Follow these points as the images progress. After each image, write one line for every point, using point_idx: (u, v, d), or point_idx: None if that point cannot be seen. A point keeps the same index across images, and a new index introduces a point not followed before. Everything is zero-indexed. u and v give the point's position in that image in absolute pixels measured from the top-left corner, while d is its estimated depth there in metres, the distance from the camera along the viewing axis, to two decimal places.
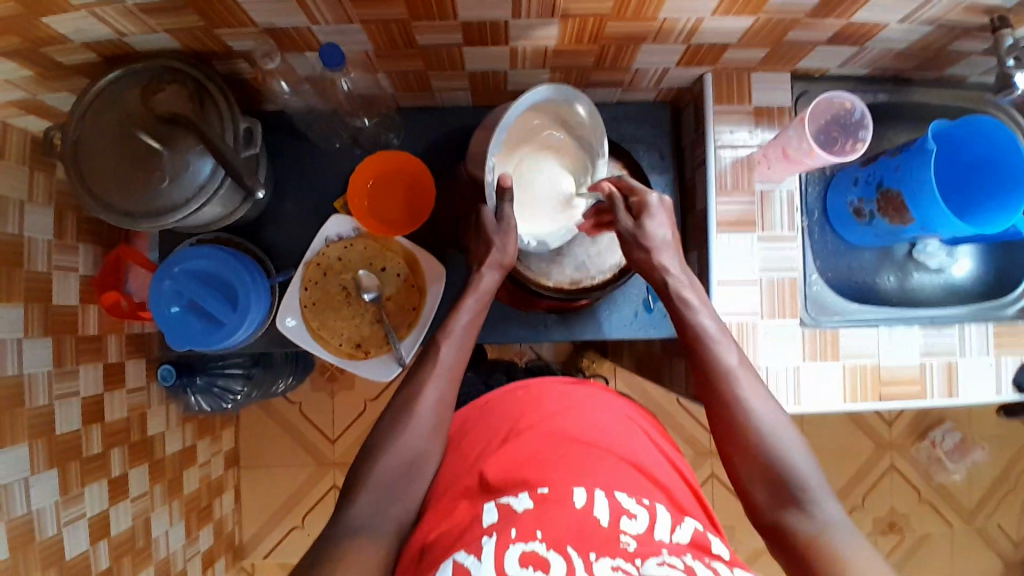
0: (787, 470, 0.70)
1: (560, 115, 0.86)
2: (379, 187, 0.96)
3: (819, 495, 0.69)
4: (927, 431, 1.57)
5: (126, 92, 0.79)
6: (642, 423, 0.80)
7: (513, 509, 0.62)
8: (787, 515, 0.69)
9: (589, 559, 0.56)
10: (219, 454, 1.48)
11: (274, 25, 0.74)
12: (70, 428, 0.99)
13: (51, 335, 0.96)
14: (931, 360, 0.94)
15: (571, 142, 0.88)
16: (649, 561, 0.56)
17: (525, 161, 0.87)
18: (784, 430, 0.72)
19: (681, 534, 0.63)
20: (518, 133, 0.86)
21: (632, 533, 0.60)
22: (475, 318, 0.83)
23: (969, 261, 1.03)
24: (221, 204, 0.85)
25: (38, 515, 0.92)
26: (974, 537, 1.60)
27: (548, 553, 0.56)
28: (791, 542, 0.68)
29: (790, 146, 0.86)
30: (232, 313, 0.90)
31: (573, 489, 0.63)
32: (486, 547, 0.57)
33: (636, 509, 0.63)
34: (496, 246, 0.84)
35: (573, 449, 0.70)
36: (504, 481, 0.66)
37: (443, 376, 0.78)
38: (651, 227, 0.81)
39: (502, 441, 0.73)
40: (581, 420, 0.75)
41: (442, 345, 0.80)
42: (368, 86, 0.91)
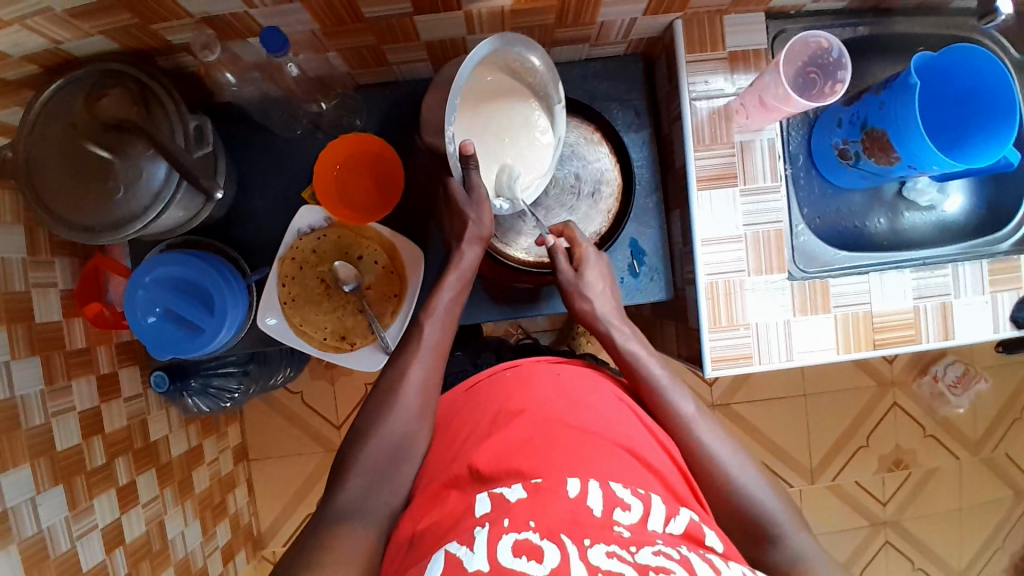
0: (754, 507, 0.72)
1: (511, 68, 0.82)
2: (347, 171, 0.93)
3: (787, 526, 0.71)
4: (929, 366, 1.57)
5: (69, 101, 0.76)
6: (633, 403, 0.79)
7: (507, 499, 0.61)
8: (761, 552, 0.70)
9: (583, 545, 0.55)
10: (227, 450, 1.48)
11: (210, 13, 0.70)
12: (71, 444, 0.99)
13: (38, 354, 0.95)
14: (925, 303, 0.92)
15: (526, 94, 0.84)
16: (644, 549, 0.56)
17: (485, 121, 0.82)
18: (745, 468, 0.74)
19: (675, 526, 0.62)
20: (473, 93, 0.81)
21: (626, 523, 0.59)
22: (458, 295, 0.84)
23: (961, 196, 1.00)
24: (181, 208, 0.83)
25: (49, 532, 0.93)
26: (982, 467, 1.61)
27: (542, 542, 0.55)
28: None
29: (767, 93, 0.81)
30: (211, 318, 0.90)
31: (566, 479, 0.62)
32: (478, 537, 0.56)
33: (630, 500, 0.62)
34: (472, 219, 0.83)
35: (565, 434, 0.68)
36: (496, 472, 0.65)
37: (428, 355, 0.79)
38: (590, 279, 0.87)
39: (490, 426, 0.72)
40: (573, 404, 0.73)
41: (426, 325, 0.81)
42: (323, 68, 0.87)
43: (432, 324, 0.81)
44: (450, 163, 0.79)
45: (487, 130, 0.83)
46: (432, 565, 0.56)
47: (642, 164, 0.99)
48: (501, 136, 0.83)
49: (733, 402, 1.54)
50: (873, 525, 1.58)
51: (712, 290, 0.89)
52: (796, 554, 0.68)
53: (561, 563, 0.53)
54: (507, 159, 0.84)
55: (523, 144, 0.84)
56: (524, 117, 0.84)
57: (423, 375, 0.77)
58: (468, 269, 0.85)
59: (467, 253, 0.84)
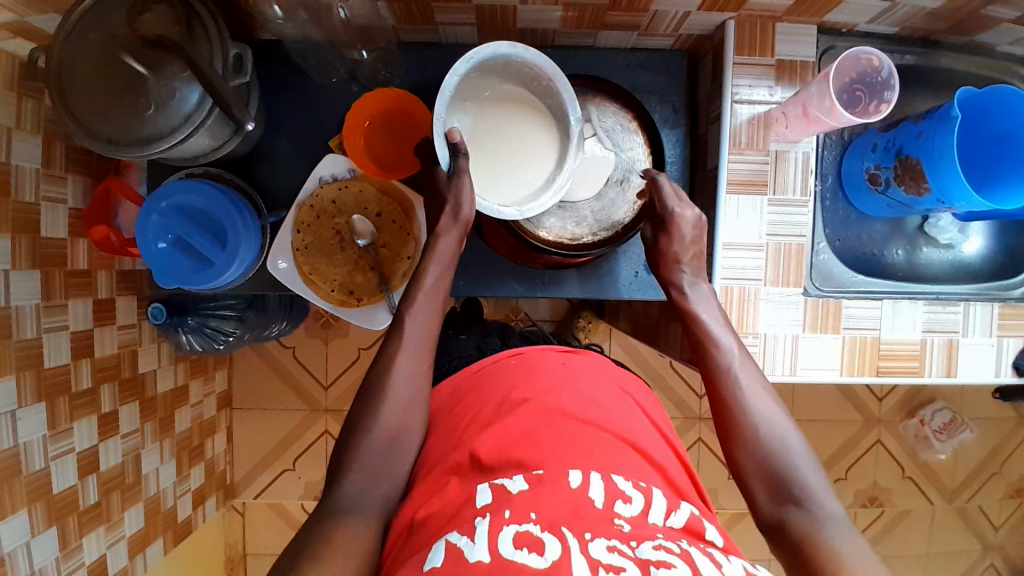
0: (787, 470, 0.65)
1: (529, 86, 0.82)
2: (376, 128, 0.92)
3: (819, 492, 0.64)
4: (917, 409, 1.57)
5: (113, 12, 0.75)
6: (639, 397, 0.80)
7: (507, 490, 0.61)
8: (788, 512, 0.64)
9: (584, 538, 0.55)
10: (212, 394, 1.47)
11: None
12: (59, 363, 0.98)
13: (39, 268, 0.93)
14: (932, 337, 0.92)
15: (543, 117, 0.83)
16: (645, 543, 0.56)
17: (482, 124, 0.81)
18: (776, 412, 0.69)
19: (675, 519, 0.62)
20: (483, 101, 0.81)
21: (626, 516, 0.60)
22: (442, 277, 0.79)
23: (980, 239, 1.01)
24: (209, 136, 0.82)
25: (25, 448, 0.91)
26: (955, 515, 1.62)
27: (543, 534, 0.55)
28: (784, 540, 0.63)
29: (812, 104, 0.81)
30: (222, 253, 0.88)
31: (568, 471, 0.63)
32: (479, 527, 0.56)
33: (632, 493, 0.62)
34: (450, 204, 0.78)
35: (567, 424, 0.69)
36: (498, 461, 0.65)
37: (413, 347, 0.74)
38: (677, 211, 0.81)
39: (495, 415, 0.71)
40: (576, 394, 0.73)
41: (405, 323, 0.75)
42: (370, 17, 0.86)
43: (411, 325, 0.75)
44: (436, 149, 0.78)
45: (486, 133, 0.81)
46: (433, 553, 0.55)
47: (673, 161, 0.99)
48: (501, 146, 0.82)
49: None
50: None
51: (726, 295, 0.89)
52: (817, 517, 0.62)
53: (563, 556, 0.52)
54: (503, 167, 0.82)
55: (526, 161, 0.82)
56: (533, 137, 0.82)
57: (423, 351, 0.75)
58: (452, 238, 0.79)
59: (442, 237, 0.78)
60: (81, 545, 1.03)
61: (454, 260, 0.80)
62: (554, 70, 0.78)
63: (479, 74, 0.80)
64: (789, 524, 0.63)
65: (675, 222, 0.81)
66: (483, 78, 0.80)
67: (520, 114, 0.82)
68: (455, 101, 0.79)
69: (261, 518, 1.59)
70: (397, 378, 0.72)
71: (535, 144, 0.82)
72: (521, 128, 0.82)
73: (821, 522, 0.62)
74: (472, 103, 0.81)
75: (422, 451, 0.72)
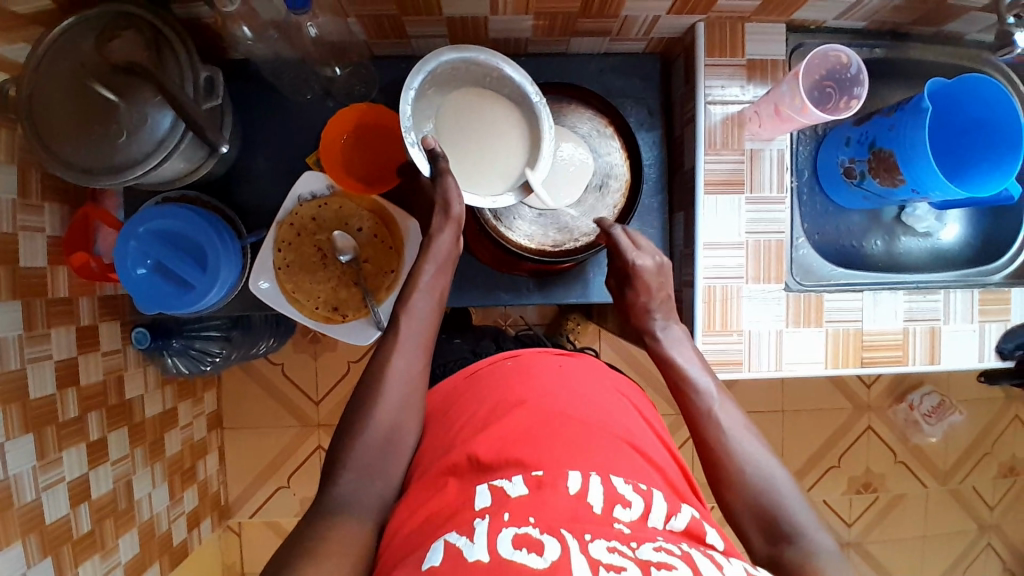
0: (775, 506, 0.66)
1: (484, 82, 0.81)
2: (353, 143, 0.92)
3: (810, 526, 0.65)
4: (905, 394, 1.59)
5: (81, 39, 0.75)
6: (635, 400, 0.80)
7: (506, 493, 0.60)
8: (780, 547, 0.64)
9: (584, 539, 0.55)
10: (202, 415, 1.46)
11: None
12: (44, 392, 0.96)
13: (19, 299, 0.92)
14: (915, 325, 0.93)
15: (508, 106, 0.81)
16: (645, 545, 0.56)
17: (450, 132, 0.80)
18: (760, 450, 0.70)
19: (676, 523, 0.62)
20: (448, 105, 0.80)
21: (626, 520, 0.59)
22: (438, 277, 0.78)
23: (958, 226, 1.03)
24: (184, 159, 0.81)
25: (16, 480, 0.90)
26: (947, 497, 1.64)
27: (542, 536, 0.54)
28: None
29: (783, 102, 0.82)
30: (203, 276, 0.88)
31: (567, 473, 0.63)
32: (478, 527, 0.56)
33: (631, 497, 0.62)
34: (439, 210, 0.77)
35: (565, 427, 0.69)
36: (497, 461, 0.65)
37: (409, 345, 0.74)
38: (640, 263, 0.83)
39: (488, 418, 0.71)
40: (573, 396, 0.74)
41: (403, 319, 0.75)
42: (342, 33, 0.86)
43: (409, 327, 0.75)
44: (415, 160, 0.77)
45: (457, 135, 0.80)
46: (431, 552, 0.55)
47: (651, 163, 1.00)
48: (476, 142, 0.80)
49: None
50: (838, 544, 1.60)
51: (709, 294, 0.90)
52: (810, 549, 0.62)
53: (562, 556, 0.52)
54: (486, 165, 0.80)
55: (498, 152, 0.80)
56: (502, 130, 0.81)
57: (419, 348, 0.74)
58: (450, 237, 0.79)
59: (439, 235, 0.77)
60: (76, 574, 1.02)
61: (450, 258, 0.80)
62: (498, 60, 0.77)
63: (434, 90, 0.80)
64: (781, 560, 0.63)
65: (638, 273, 0.83)
66: (440, 92, 0.81)
67: (486, 110, 0.81)
68: (415, 117, 0.79)
69: (258, 537, 1.58)
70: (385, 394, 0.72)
71: (509, 136, 0.81)
72: (492, 122, 0.81)
73: (813, 553, 0.62)
74: (436, 111, 0.80)
75: (414, 466, 0.72)
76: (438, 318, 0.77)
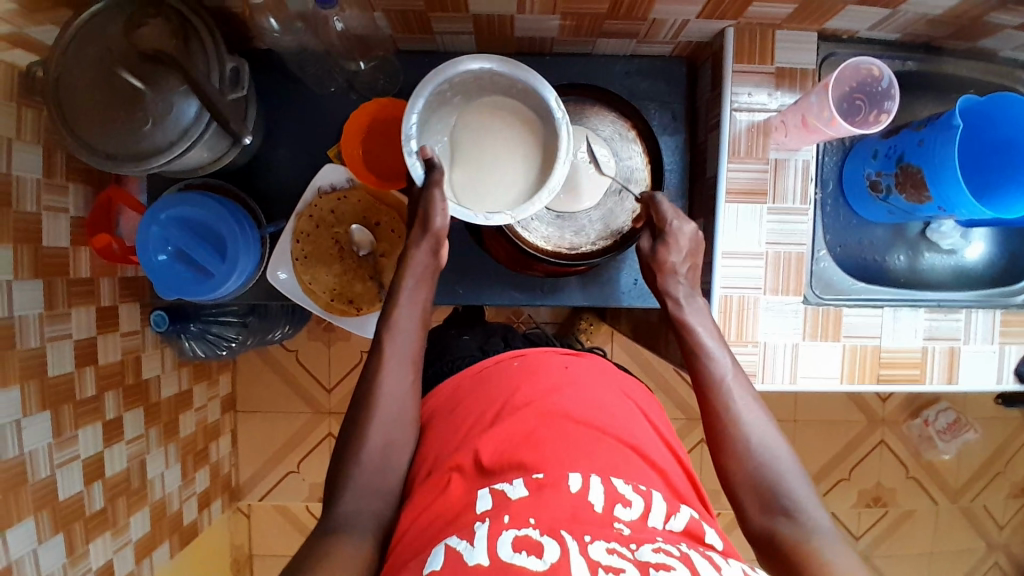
0: (777, 482, 0.66)
1: (511, 93, 0.81)
2: (375, 137, 0.91)
3: (808, 505, 0.65)
4: (920, 410, 1.56)
5: (109, 24, 0.75)
6: (642, 403, 0.80)
7: (507, 496, 0.61)
8: (777, 522, 0.64)
9: (583, 541, 0.55)
10: (216, 398, 1.48)
11: None
12: (63, 371, 0.98)
13: (41, 278, 0.93)
14: (934, 345, 0.91)
15: (530, 123, 0.81)
16: (645, 546, 0.56)
17: (460, 138, 0.81)
18: (764, 423, 0.70)
19: (675, 523, 0.62)
20: (466, 113, 0.82)
21: (626, 520, 0.60)
22: (419, 288, 0.79)
23: (983, 244, 1.01)
24: (208, 148, 0.82)
25: (31, 456, 0.92)
26: (959, 515, 1.61)
27: (542, 538, 0.55)
28: (774, 552, 0.63)
29: (811, 113, 0.80)
30: (220, 265, 0.88)
31: (568, 474, 0.63)
32: (479, 531, 0.56)
33: (632, 496, 0.62)
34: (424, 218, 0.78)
35: (567, 427, 0.69)
36: (499, 465, 0.65)
37: (397, 363, 0.75)
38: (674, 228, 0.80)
39: (494, 418, 0.71)
40: (577, 398, 0.73)
41: (387, 337, 0.76)
42: (366, 27, 0.86)
43: (400, 341, 0.76)
44: (409, 167, 0.79)
45: (465, 145, 0.81)
46: (432, 556, 0.56)
47: (672, 169, 0.99)
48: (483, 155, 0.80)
49: None
50: None
51: (725, 303, 0.89)
52: (810, 530, 0.63)
53: (562, 558, 0.52)
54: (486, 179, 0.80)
55: (501, 171, 0.80)
56: (513, 148, 0.81)
57: (408, 366, 0.75)
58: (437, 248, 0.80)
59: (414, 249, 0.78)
60: (87, 551, 1.04)
61: (430, 274, 0.80)
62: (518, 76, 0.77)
63: (461, 97, 0.82)
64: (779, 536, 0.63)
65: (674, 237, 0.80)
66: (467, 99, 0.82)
67: (505, 122, 0.81)
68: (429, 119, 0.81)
69: (266, 520, 1.60)
70: (397, 391, 0.72)
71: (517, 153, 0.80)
72: (506, 135, 0.81)
73: (811, 534, 0.62)
74: (453, 118, 0.82)
75: (422, 465, 0.72)
76: (424, 333, 0.77)
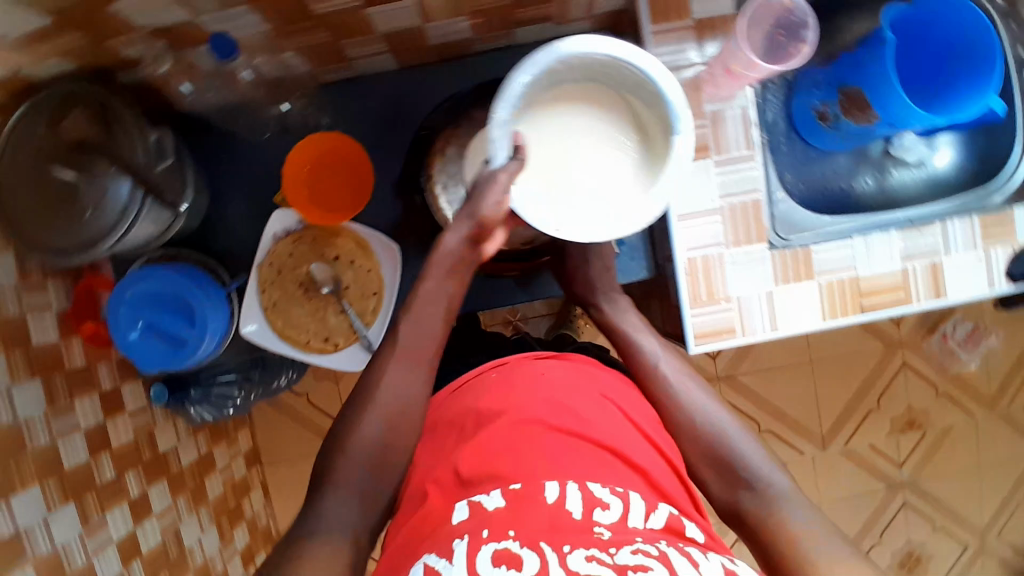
0: (732, 454, 0.73)
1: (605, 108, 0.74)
2: (317, 173, 0.92)
3: (766, 472, 0.71)
4: (938, 325, 1.50)
5: (31, 126, 0.76)
6: (622, 399, 0.78)
7: (485, 508, 0.62)
8: (740, 494, 0.71)
9: (563, 551, 0.57)
10: (239, 455, 1.50)
11: (163, 25, 0.70)
12: (77, 460, 1.00)
13: (37, 376, 0.96)
14: (914, 264, 0.89)
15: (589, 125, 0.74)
16: (623, 548, 0.57)
17: (598, 152, 0.74)
18: (709, 403, 0.78)
19: (655, 520, 0.64)
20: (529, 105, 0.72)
21: (606, 523, 0.61)
22: (427, 318, 0.72)
23: (951, 150, 0.97)
24: (151, 222, 0.83)
25: (64, 548, 0.94)
26: (1000, 423, 1.54)
27: (521, 551, 0.56)
28: (743, 521, 0.69)
29: (733, 60, 0.80)
30: (192, 330, 0.90)
31: (544, 484, 0.64)
32: (458, 549, 0.58)
33: (609, 499, 0.64)
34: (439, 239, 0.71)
35: (542, 437, 0.69)
36: (478, 476, 0.66)
37: (396, 388, 0.70)
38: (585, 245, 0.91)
39: (473, 429, 0.72)
40: (551, 402, 0.73)
41: (389, 363, 0.71)
42: (284, 70, 0.86)
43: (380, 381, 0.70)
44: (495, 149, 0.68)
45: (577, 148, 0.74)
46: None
47: None
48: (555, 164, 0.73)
49: (738, 372, 1.50)
50: (890, 487, 1.54)
51: (690, 266, 0.87)
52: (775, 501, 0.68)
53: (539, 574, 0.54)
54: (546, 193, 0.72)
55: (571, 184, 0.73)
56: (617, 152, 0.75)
57: (414, 392, 0.71)
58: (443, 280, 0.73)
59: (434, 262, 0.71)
60: None
61: (440, 299, 0.73)
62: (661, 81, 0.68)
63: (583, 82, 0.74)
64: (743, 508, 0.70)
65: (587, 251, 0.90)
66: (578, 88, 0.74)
67: (576, 124, 0.74)
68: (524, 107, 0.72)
69: None
70: None
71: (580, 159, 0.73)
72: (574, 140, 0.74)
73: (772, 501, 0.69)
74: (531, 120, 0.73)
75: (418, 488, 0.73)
76: (425, 360, 0.72)
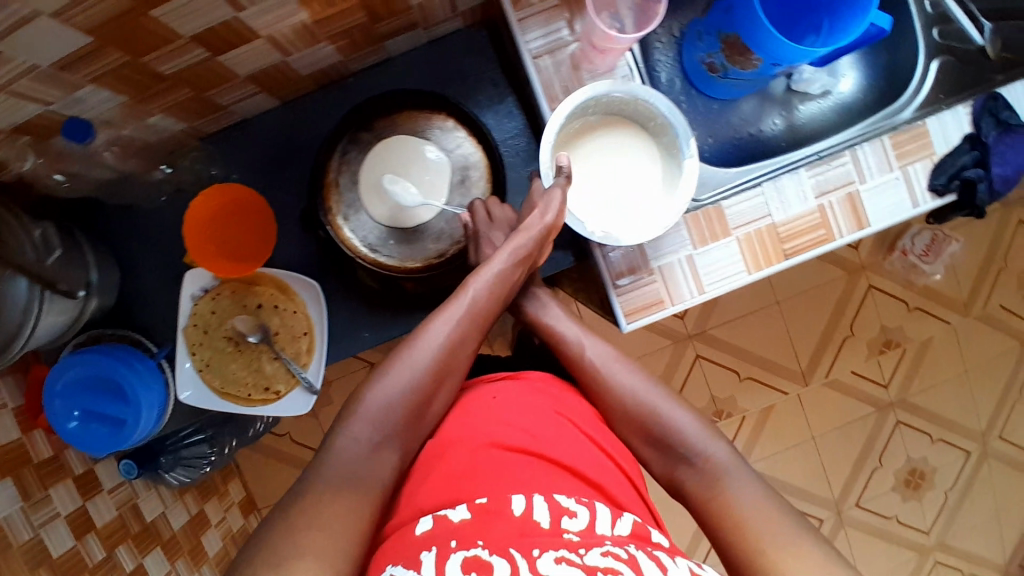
0: (674, 433, 0.74)
1: (647, 127, 0.87)
2: (218, 229, 0.91)
3: (705, 443, 0.73)
4: (896, 242, 1.47)
5: None
6: (569, 410, 0.75)
7: (451, 522, 0.58)
8: (680, 469, 0.73)
9: (532, 556, 0.53)
10: (233, 506, 1.48)
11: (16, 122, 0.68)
12: (65, 547, 0.93)
13: (6, 475, 0.89)
14: (829, 198, 0.86)
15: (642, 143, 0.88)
16: (593, 549, 0.55)
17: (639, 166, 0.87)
18: (643, 381, 0.79)
19: (622, 526, 0.60)
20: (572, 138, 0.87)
21: (574, 530, 0.58)
22: (414, 368, 0.73)
23: (853, 74, 0.97)
24: (57, 313, 0.82)
25: None
26: (979, 324, 1.53)
27: (491, 559, 0.53)
28: (687, 494, 0.71)
29: (594, 35, 0.80)
30: (129, 408, 0.90)
31: (510, 497, 0.60)
32: (425, 561, 0.54)
33: (576, 508, 0.60)
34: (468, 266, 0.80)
35: (501, 456, 0.65)
36: (438, 498, 0.62)
37: (372, 418, 0.69)
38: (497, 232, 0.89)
39: (422, 467, 0.69)
40: (507, 422, 0.70)
41: (367, 395, 0.70)
42: (159, 132, 0.85)
43: (376, 393, 0.71)
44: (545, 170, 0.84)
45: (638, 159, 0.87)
46: None
47: (516, 134, 0.97)
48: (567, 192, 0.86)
49: (708, 327, 1.49)
50: (880, 409, 1.53)
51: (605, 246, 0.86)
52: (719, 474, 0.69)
53: None
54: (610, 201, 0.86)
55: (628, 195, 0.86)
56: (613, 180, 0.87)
57: (387, 426, 0.69)
58: (481, 289, 0.81)
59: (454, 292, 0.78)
60: None
61: (429, 361, 0.75)
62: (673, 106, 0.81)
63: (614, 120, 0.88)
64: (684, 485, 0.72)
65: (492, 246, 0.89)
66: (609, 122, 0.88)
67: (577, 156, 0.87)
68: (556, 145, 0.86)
69: None
70: None
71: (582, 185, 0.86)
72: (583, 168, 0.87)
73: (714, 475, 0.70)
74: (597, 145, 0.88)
75: None
76: (409, 400, 0.71)
